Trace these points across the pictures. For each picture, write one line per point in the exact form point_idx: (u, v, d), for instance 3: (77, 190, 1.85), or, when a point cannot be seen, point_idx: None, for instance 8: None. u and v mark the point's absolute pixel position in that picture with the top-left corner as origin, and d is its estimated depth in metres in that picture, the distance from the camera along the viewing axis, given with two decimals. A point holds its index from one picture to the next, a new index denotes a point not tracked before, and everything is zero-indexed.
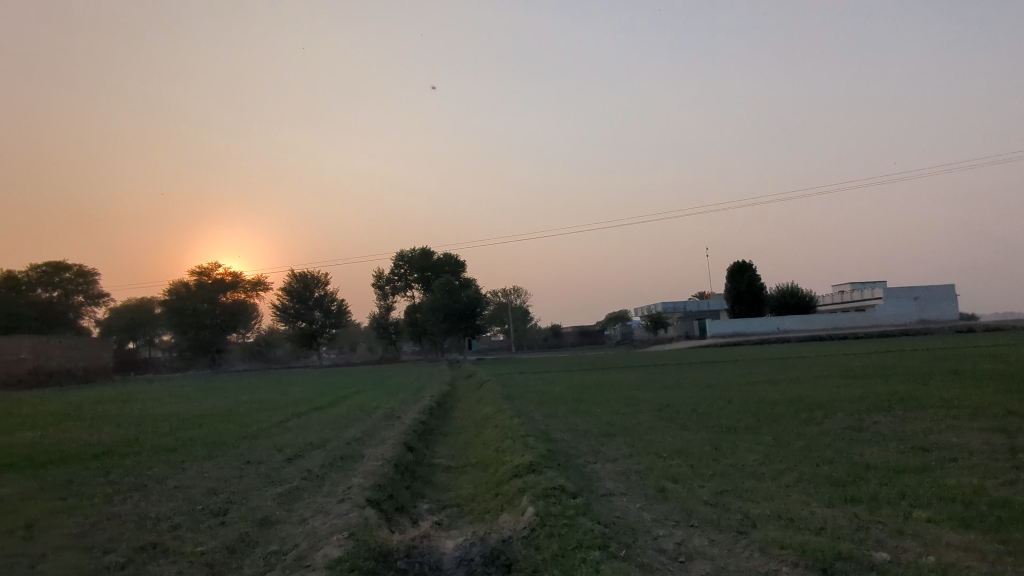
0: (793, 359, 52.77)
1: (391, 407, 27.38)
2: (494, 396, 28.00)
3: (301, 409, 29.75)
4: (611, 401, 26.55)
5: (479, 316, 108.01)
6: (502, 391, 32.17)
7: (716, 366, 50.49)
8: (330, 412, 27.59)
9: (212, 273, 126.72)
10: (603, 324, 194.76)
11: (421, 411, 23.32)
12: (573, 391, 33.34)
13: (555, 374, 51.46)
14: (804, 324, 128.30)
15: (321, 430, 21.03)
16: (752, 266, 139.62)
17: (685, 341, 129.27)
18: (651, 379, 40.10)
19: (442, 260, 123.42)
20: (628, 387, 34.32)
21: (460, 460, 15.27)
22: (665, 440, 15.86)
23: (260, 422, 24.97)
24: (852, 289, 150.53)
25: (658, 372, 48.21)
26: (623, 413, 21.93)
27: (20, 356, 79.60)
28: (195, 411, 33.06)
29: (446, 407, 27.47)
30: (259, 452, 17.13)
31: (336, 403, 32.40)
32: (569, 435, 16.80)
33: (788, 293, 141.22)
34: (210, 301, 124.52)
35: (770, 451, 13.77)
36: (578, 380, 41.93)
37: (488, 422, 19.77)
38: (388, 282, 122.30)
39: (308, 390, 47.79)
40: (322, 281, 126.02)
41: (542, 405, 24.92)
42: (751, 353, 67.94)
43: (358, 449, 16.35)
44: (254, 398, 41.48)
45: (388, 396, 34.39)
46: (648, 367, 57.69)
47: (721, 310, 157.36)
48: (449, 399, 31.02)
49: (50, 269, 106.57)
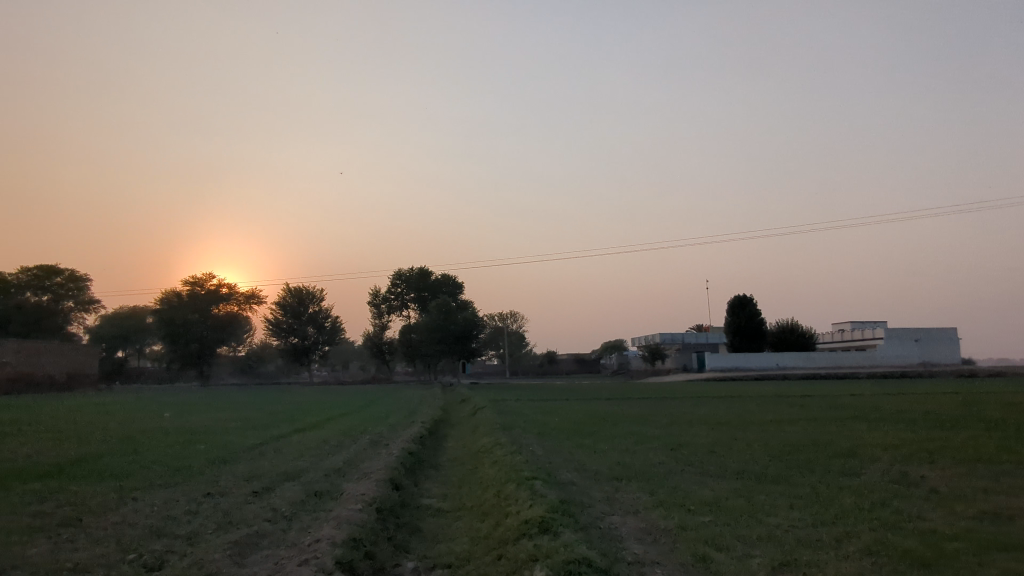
0: (799, 398, 50.71)
1: (379, 433, 25.35)
2: (490, 426, 26.01)
3: (283, 430, 27.67)
4: (617, 437, 24.64)
5: (475, 339, 105.85)
6: (500, 420, 30.13)
7: (720, 402, 48.36)
8: (312, 436, 25.44)
9: (206, 284, 124.59)
10: (599, 353, 192.17)
11: (411, 439, 21.30)
12: (574, 423, 31.32)
13: (553, 403, 49.33)
14: (804, 361, 126.23)
15: (301, 458, 19.03)
16: (753, 300, 138.19)
17: (682, 373, 127.13)
18: (655, 413, 38.08)
19: (439, 280, 121.58)
20: (632, 421, 32.29)
21: (452, 503, 13.28)
22: (687, 489, 13.94)
23: (236, 444, 22.96)
24: (852, 328, 149.15)
25: (659, 406, 46.06)
26: (633, 452, 19.97)
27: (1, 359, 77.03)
28: (170, 428, 30.88)
29: (438, 434, 25.50)
30: (224, 482, 15.10)
31: (321, 425, 30.38)
32: (577, 478, 14.89)
33: (787, 329, 139.65)
34: (201, 311, 122.06)
35: (816, 510, 11.84)
36: (579, 411, 39.81)
37: (485, 457, 17.80)
38: (384, 301, 120.27)
39: (295, 409, 45.62)
40: (317, 296, 123.94)
41: (545, 439, 22.95)
42: (753, 389, 65.75)
43: (337, 485, 14.34)
44: (237, 415, 39.37)
45: (377, 419, 32.35)
46: (649, 399, 55.50)
47: (720, 344, 155.26)
48: (443, 427, 28.97)
49: (41, 272, 104.45)
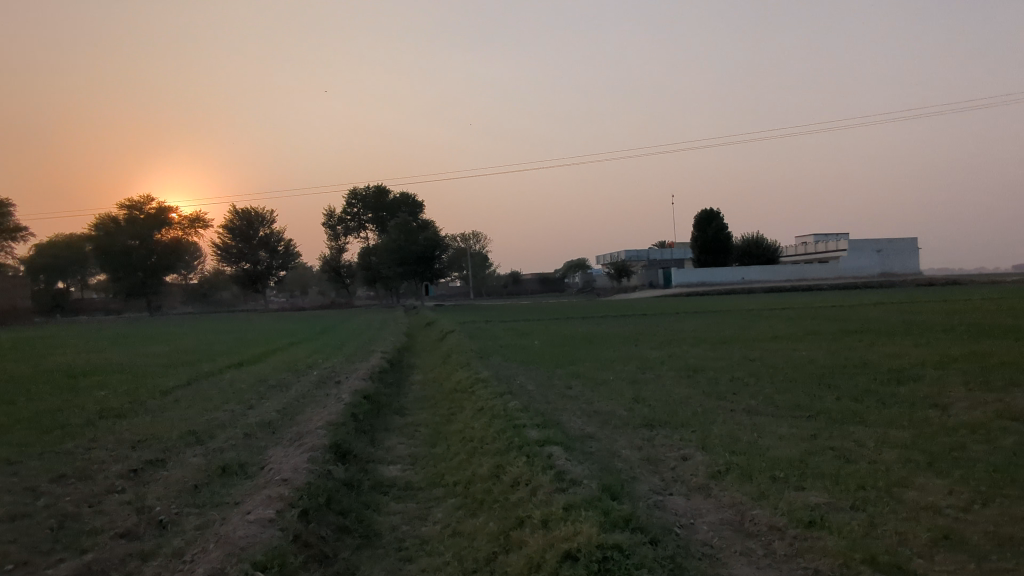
0: (784, 311, 48.09)
1: (329, 368, 21.06)
2: (464, 354, 22.07)
3: (214, 367, 23.08)
4: (613, 363, 21.04)
5: (438, 260, 100.96)
6: (475, 346, 26.21)
7: (702, 318, 45.41)
8: (248, 372, 21.11)
9: (144, 206, 114.88)
10: (564, 272, 189.60)
11: (368, 377, 17.09)
12: (557, 346, 27.63)
13: (527, 324, 45.79)
14: (770, 275, 125.96)
15: (223, 407, 14.66)
16: (720, 214, 135.80)
17: (649, 290, 125.65)
18: (641, 332, 34.77)
19: (398, 199, 114.84)
20: (622, 343, 28.79)
21: (426, 476, 9.28)
22: (749, 442, 10.15)
23: (148, 387, 18.40)
24: (816, 241, 149.40)
25: (641, 324, 42.83)
26: (644, 384, 16.23)
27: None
28: (81, 365, 25.92)
29: (404, 367, 21.54)
30: (99, 452, 10.65)
31: (263, 358, 25.97)
32: (595, 431, 10.99)
33: (753, 243, 138.53)
34: (141, 238, 113.02)
35: (957, 472, 8.38)
36: (558, 333, 36.20)
37: (464, 400, 13.80)
38: (340, 222, 113.46)
39: (241, 339, 40.88)
40: (267, 218, 116.11)
41: (531, 370, 19.14)
42: (729, 303, 63.40)
43: (257, 454, 10.06)
44: (170, 348, 34.50)
45: (331, 349, 28.08)
46: (626, 317, 52.42)
47: (686, 259, 153.95)
48: (407, 356, 24.86)
49: None
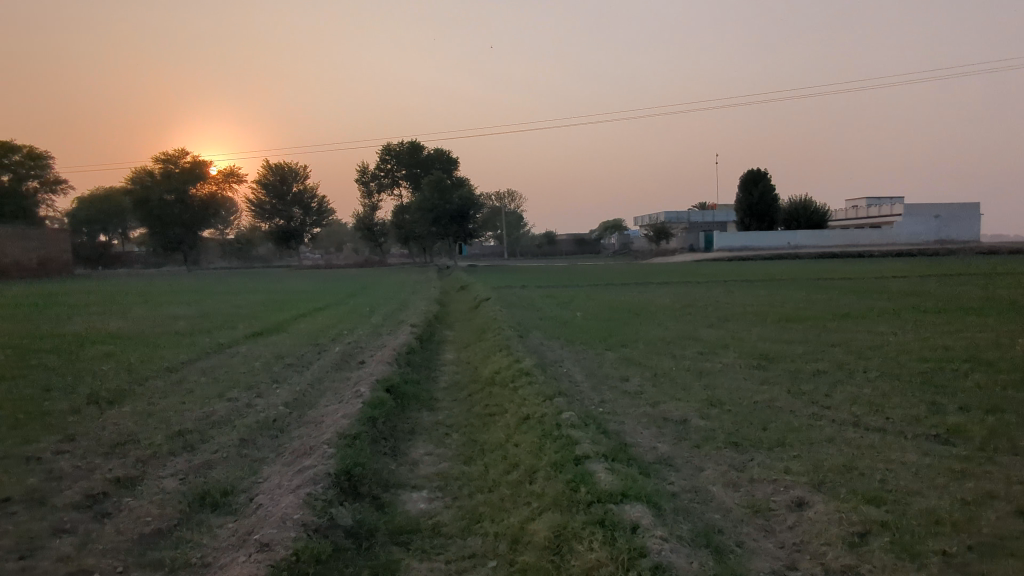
0: (842, 282, 44.52)
1: (353, 343, 19.16)
2: (501, 329, 19.92)
3: (231, 337, 21.42)
4: (668, 345, 18.66)
5: (472, 219, 98.56)
6: (512, 319, 24.03)
7: (754, 288, 42.29)
8: (266, 345, 19.36)
9: (180, 160, 114.62)
10: (600, 233, 185.12)
11: (392, 359, 15.04)
12: (600, 320, 25.27)
13: (565, 290, 43.40)
14: (818, 241, 120.22)
15: (229, 394, 12.90)
16: (767, 175, 129.52)
17: (689, 253, 121.41)
18: (690, 304, 32.10)
19: (432, 155, 111.99)
20: (672, 318, 26.27)
21: (460, 515, 7.23)
22: (877, 483, 7.77)
23: (157, 362, 16.83)
24: (868, 206, 142.03)
25: (687, 293, 39.99)
26: (712, 378, 13.86)
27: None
28: (97, 330, 24.58)
29: (435, 344, 19.58)
30: (70, 459, 8.91)
31: (285, 327, 24.25)
32: (671, 455, 8.73)
33: (801, 206, 132.11)
34: (177, 192, 113.04)
35: None
36: (599, 302, 33.79)
37: (502, 396, 11.66)
38: (373, 178, 111.53)
39: (268, 300, 39.47)
40: (301, 174, 114.93)
41: (575, 353, 16.89)
42: (779, 271, 59.68)
43: (250, 474, 8.14)
44: (194, 309, 33.24)
45: (358, 317, 26.27)
46: (669, 284, 49.47)
47: (728, 222, 148.19)
48: (438, 329, 22.87)
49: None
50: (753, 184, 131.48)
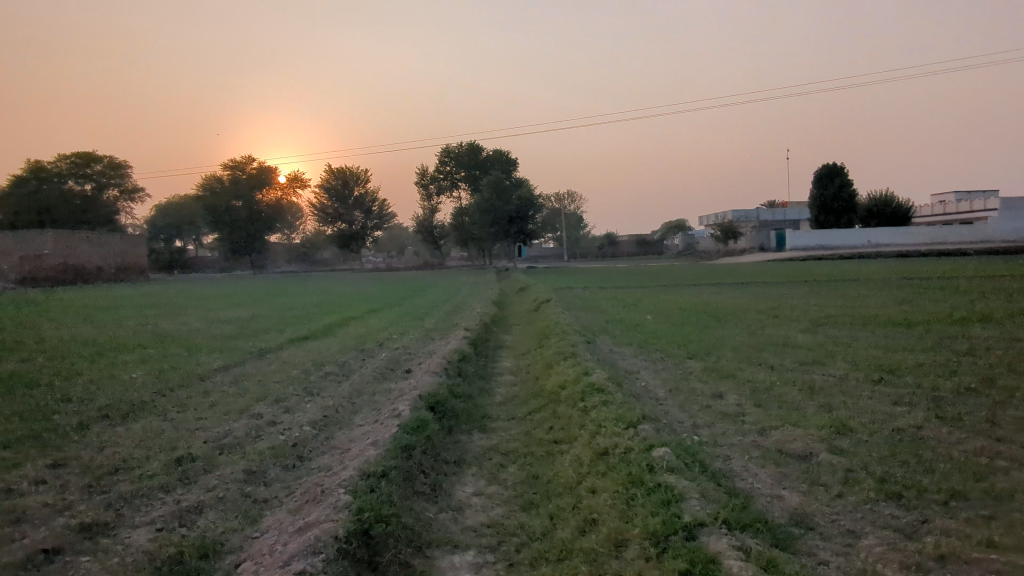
0: (944, 281, 39.94)
1: (402, 349, 17.35)
2: (565, 332, 17.70)
3: (275, 341, 20.13)
4: (760, 353, 16.01)
5: (532, 220, 96.68)
6: (575, 322, 21.80)
7: (842, 288, 38.39)
8: (309, 351, 17.89)
9: (247, 167, 117.72)
10: (663, 233, 179.83)
11: (441, 369, 13.06)
12: (674, 324, 22.71)
13: (631, 292, 40.63)
14: (902, 238, 111.97)
15: (255, 408, 11.26)
16: (844, 169, 121.88)
17: (760, 253, 115.48)
18: (775, 306, 28.92)
19: (491, 156, 110.82)
20: (756, 320, 23.40)
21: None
22: None
23: (191, 369, 15.54)
24: (957, 201, 131.50)
25: (767, 294, 36.58)
26: (827, 395, 11.24)
27: (43, 252, 72.21)
28: (145, 332, 23.87)
29: (490, 350, 17.57)
30: (43, 493, 7.32)
31: (335, 331, 22.87)
32: (807, 507, 6.34)
33: (882, 201, 123.47)
34: (245, 198, 116.16)
35: None
36: (669, 304, 31.08)
37: (569, 419, 9.43)
38: (433, 181, 111.31)
39: (324, 303, 38.57)
40: (362, 178, 116.01)
41: (652, 363, 14.51)
42: (864, 270, 54.94)
43: (247, 525, 6.31)
44: (249, 313, 32.53)
45: (411, 321, 24.70)
46: (744, 285, 45.88)
47: (801, 220, 140.61)
48: (495, 333, 20.91)
49: (81, 160, 96.21)
50: (829, 179, 124.13)
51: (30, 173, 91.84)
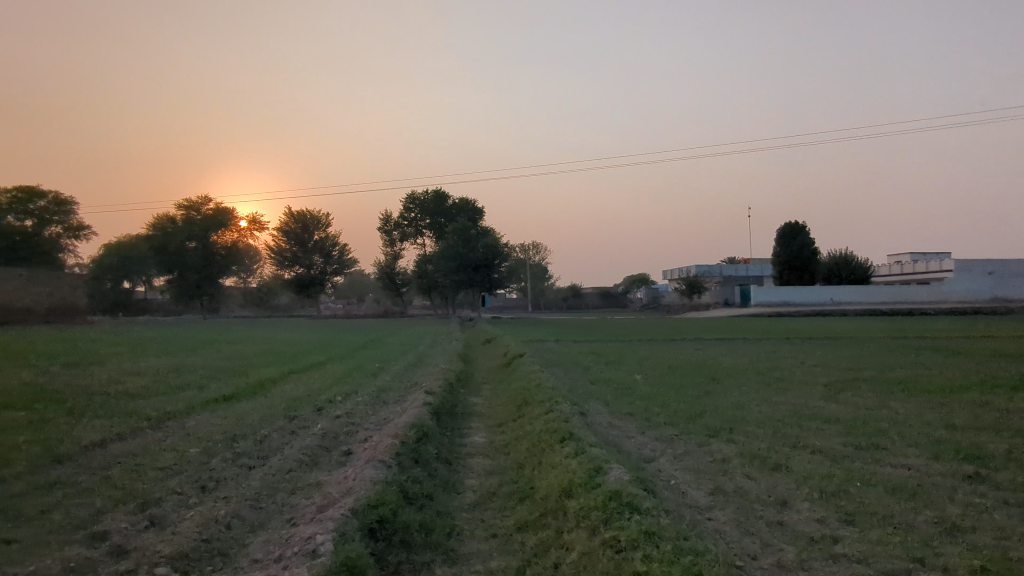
0: (932, 340, 38.18)
1: (343, 419, 13.58)
2: (552, 396, 14.28)
3: (188, 402, 16.06)
4: (797, 431, 12.85)
5: (498, 269, 93.96)
6: (558, 381, 18.42)
7: (828, 346, 36.15)
8: (226, 417, 13.98)
9: (202, 207, 112.53)
10: (627, 286, 179.60)
11: (392, 453, 9.57)
12: (672, 387, 19.54)
13: (608, 347, 37.46)
14: (863, 297, 112.90)
15: (108, 518, 7.48)
16: (805, 227, 123.75)
17: (726, 309, 114.79)
18: (770, 366, 26.13)
19: (457, 205, 108.66)
20: (762, 384, 20.47)
21: None
22: None
23: (56, 443, 11.53)
24: (912, 263, 134.61)
25: (754, 352, 33.92)
26: (935, 506, 8.10)
27: None
28: (34, 386, 19.38)
29: (456, 420, 14.08)
30: None
31: (269, 389, 18.89)
32: None
33: (842, 260, 125.26)
34: (198, 239, 110.33)
35: None
36: (654, 361, 27.96)
37: (588, 559, 6.02)
38: (397, 228, 108.12)
39: (266, 352, 34.17)
40: (323, 222, 112.07)
41: (669, 448, 11.14)
42: (840, 328, 53.39)
43: None
44: (176, 363, 28.05)
45: (361, 377, 20.90)
46: (723, 341, 43.35)
47: (763, 277, 141.63)
48: (463, 396, 17.40)
49: (22, 194, 89.09)
50: (791, 238, 125.69)
51: None
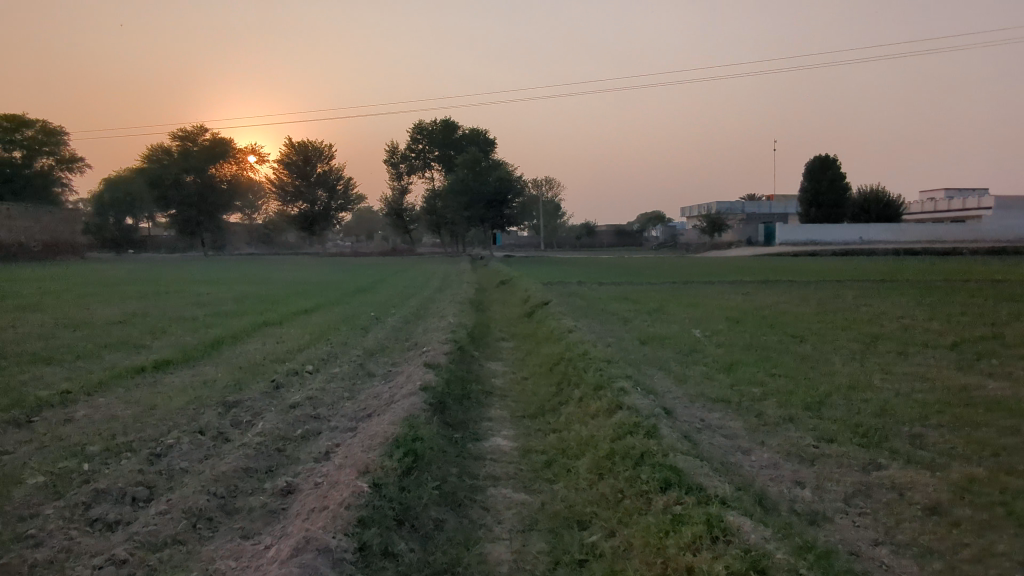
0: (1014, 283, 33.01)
1: (302, 411, 9.15)
2: (608, 373, 9.68)
3: (100, 376, 11.61)
4: (992, 436, 8.33)
5: (511, 204, 88.41)
6: (603, 342, 13.83)
7: (899, 289, 31.10)
8: (134, 406, 9.52)
9: (199, 137, 106.31)
10: (641, 225, 173.06)
11: (353, 516, 5.16)
12: (746, 349, 15.00)
13: (642, 291, 32.55)
14: (895, 236, 106.59)
15: None
16: (836, 161, 116.21)
17: (749, 247, 109.23)
18: (850, 316, 21.33)
19: (467, 135, 101.95)
20: (858, 345, 15.89)
21: None
22: None
23: None
24: (947, 200, 127.13)
25: (813, 296, 28.99)
26: None
27: None
28: None
29: (468, 408, 9.69)
30: None
31: (225, 351, 14.48)
32: None
33: (873, 196, 117.93)
34: (196, 172, 104.50)
35: None
36: (705, 310, 23.29)
37: None
38: (403, 160, 102.13)
39: (249, 295, 29.52)
40: (326, 154, 106.10)
41: (826, 485, 6.59)
42: (891, 268, 48.13)
43: None
44: (136, 309, 23.47)
45: (344, 335, 16.31)
46: (766, 283, 38.39)
47: (787, 214, 134.91)
48: (476, 363, 12.95)
49: (9, 123, 81.53)
50: (821, 172, 118.28)
51: None
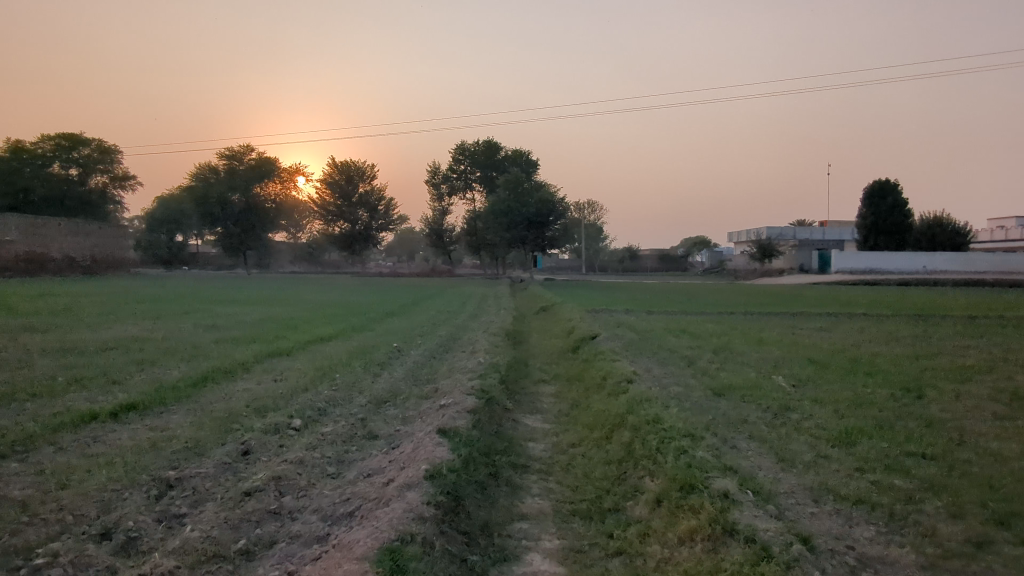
0: None
1: (262, 501, 6.49)
2: (695, 460, 6.75)
3: (37, 426, 9.21)
4: None
5: (553, 226, 85.79)
6: (673, 396, 10.88)
7: (1000, 326, 27.00)
8: (44, 481, 6.95)
9: (245, 156, 107.45)
10: (686, 249, 168.17)
11: None
12: (854, 407, 11.75)
13: (698, 323, 29.19)
14: (964, 266, 99.56)
15: None
16: (898, 186, 109.98)
17: (803, 275, 103.66)
18: (963, 362, 17.73)
19: (510, 156, 100.12)
20: (999, 404, 12.43)
21: None
22: None
23: None
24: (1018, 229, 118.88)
25: (900, 333, 25.21)
26: None
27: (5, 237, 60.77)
28: None
29: (494, 501, 6.87)
30: None
31: (212, 392, 12.03)
32: None
33: (938, 223, 110.98)
34: (242, 190, 105.30)
35: None
36: (779, 349, 19.96)
37: None
38: (445, 180, 100.98)
39: (270, 318, 27.34)
40: (368, 173, 105.81)
41: None
42: (976, 300, 43.33)
43: None
44: (146, 332, 21.42)
45: (354, 374, 13.69)
46: (838, 315, 34.44)
47: (843, 241, 128.46)
48: (510, 422, 10.16)
49: (67, 141, 83.14)
50: (881, 197, 112.07)
51: (8, 153, 80.21)
